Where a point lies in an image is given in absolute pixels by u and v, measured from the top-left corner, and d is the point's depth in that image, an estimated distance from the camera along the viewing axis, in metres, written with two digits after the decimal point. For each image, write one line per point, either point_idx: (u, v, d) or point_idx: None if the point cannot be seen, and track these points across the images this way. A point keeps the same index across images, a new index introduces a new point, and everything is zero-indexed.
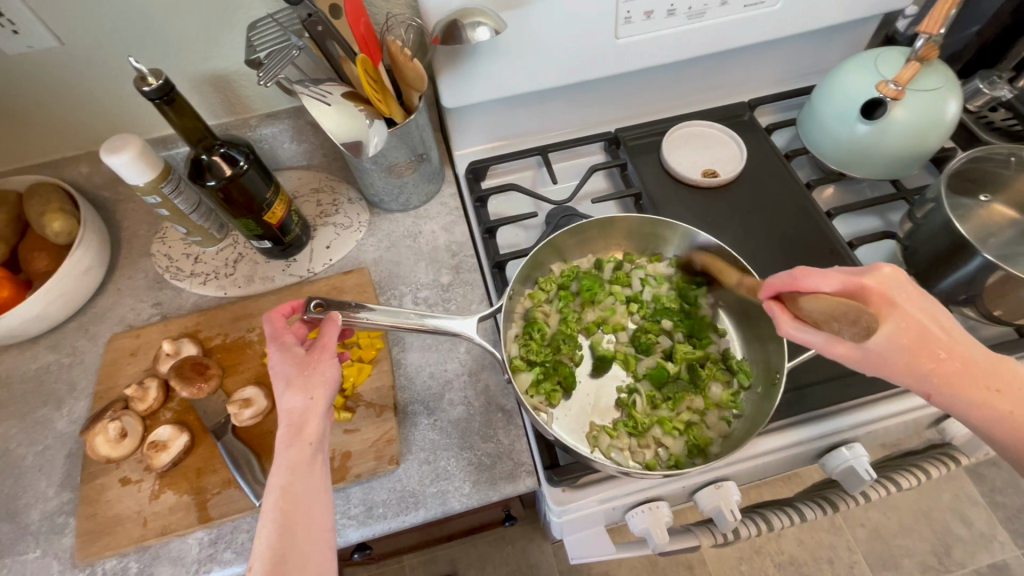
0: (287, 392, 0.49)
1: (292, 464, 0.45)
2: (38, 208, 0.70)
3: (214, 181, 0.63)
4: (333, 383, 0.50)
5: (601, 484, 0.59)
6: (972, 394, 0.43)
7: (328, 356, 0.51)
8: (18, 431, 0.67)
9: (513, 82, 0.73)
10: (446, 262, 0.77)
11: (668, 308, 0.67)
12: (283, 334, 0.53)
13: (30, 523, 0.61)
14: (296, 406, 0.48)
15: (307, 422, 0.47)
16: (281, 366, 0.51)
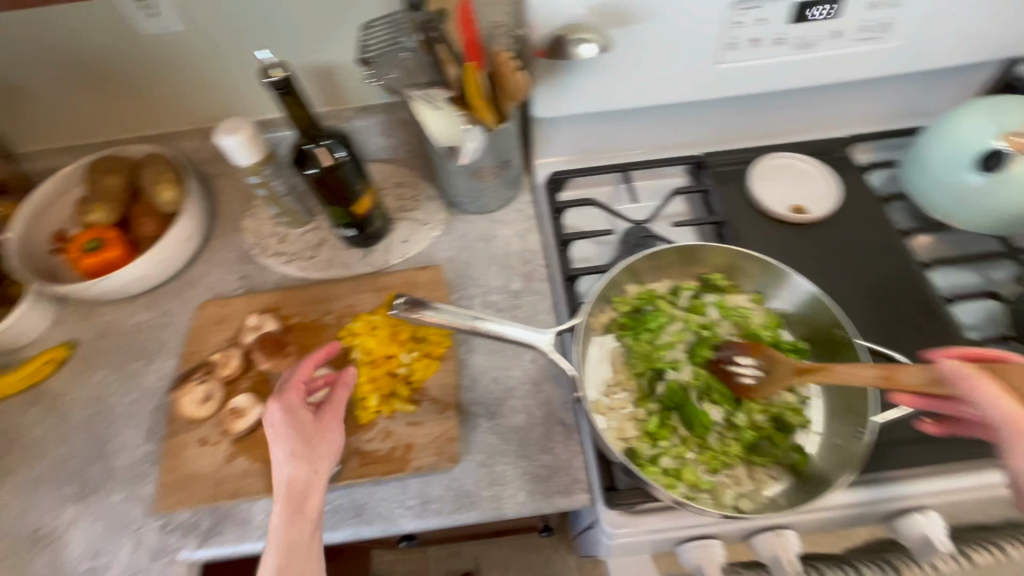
0: (287, 459, 0.51)
1: (289, 537, 0.47)
2: (153, 178, 0.75)
3: (315, 171, 0.67)
4: (334, 455, 0.53)
5: (658, 513, 0.58)
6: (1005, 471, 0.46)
7: (332, 426, 0.55)
8: (112, 380, 0.73)
9: (607, 99, 0.73)
10: (518, 268, 0.78)
11: (759, 336, 0.63)
12: (292, 391, 0.55)
13: (118, 467, 0.67)
14: (296, 479, 0.50)
15: (309, 492, 0.50)
16: (280, 426, 0.53)
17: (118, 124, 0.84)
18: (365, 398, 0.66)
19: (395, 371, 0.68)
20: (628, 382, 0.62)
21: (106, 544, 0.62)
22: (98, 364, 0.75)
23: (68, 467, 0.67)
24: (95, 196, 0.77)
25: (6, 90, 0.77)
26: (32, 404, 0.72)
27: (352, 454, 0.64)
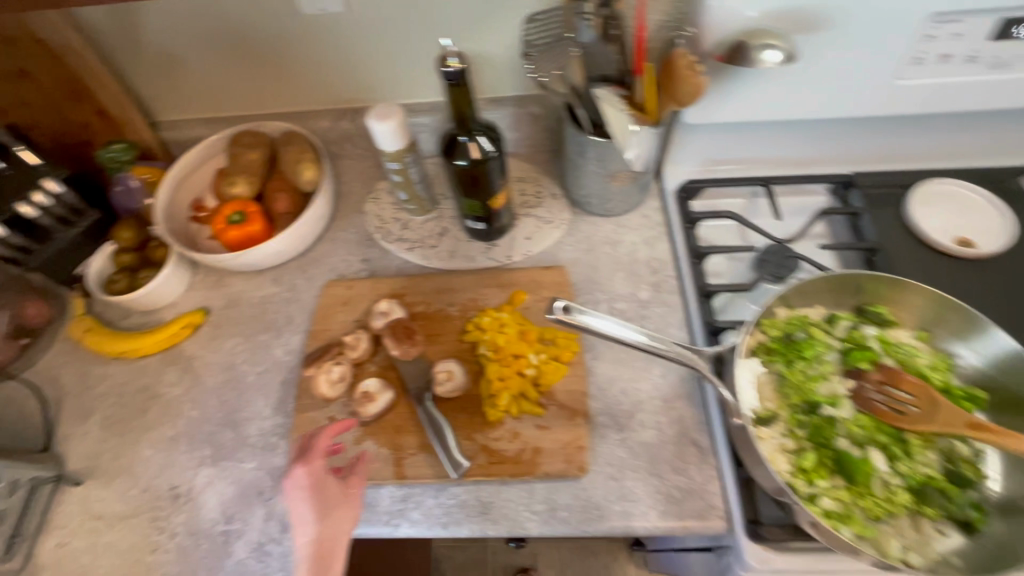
0: (307, 528, 0.56)
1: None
2: (296, 156, 0.77)
3: (464, 162, 0.66)
4: (351, 521, 0.58)
5: (809, 553, 0.55)
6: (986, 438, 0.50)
7: (354, 492, 0.60)
8: (243, 350, 0.76)
9: (765, 109, 0.69)
10: (646, 277, 0.76)
11: (927, 378, 0.59)
12: (320, 453, 0.62)
13: (249, 435, 0.69)
14: (323, 536, 0.56)
15: (333, 550, 0.55)
16: (317, 485, 0.59)
17: (257, 99, 0.85)
18: (494, 395, 0.66)
19: (524, 371, 0.67)
20: (782, 411, 0.58)
21: (240, 510, 0.64)
22: (229, 332, 0.77)
23: (202, 430, 0.70)
24: (237, 169, 0.78)
25: (161, 58, 0.79)
26: (169, 365, 0.75)
27: (481, 451, 0.63)
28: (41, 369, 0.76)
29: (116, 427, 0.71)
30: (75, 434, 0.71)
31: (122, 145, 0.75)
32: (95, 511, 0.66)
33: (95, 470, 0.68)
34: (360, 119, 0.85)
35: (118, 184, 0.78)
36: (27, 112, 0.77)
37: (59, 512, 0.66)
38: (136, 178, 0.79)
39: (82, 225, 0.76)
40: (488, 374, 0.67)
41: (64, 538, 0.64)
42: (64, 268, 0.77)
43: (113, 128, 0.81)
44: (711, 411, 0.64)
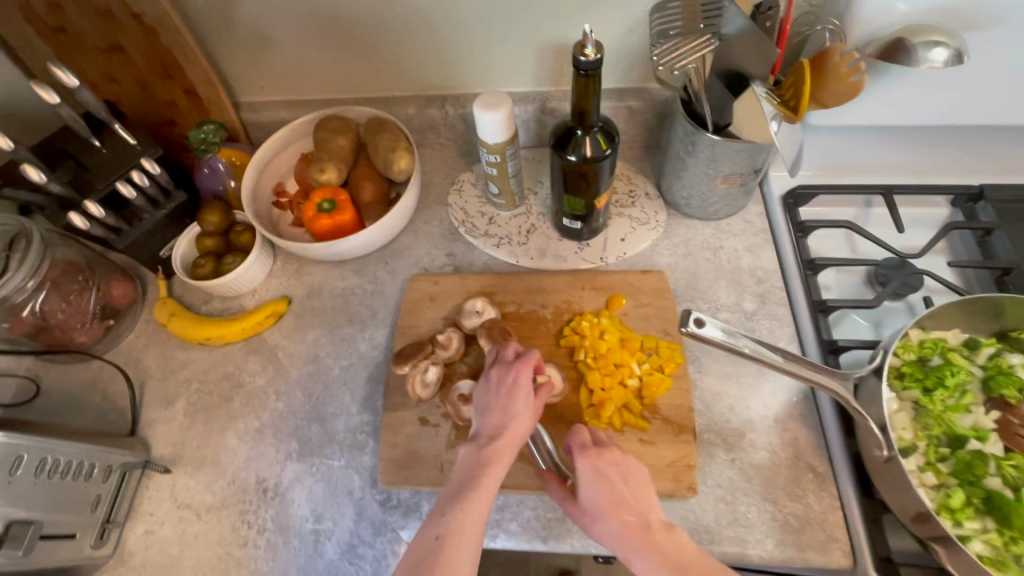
0: (486, 414, 0.58)
1: (475, 465, 0.54)
2: (389, 145, 0.74)
3: (575, 158, 0.62)
4: (527, 429, 0.57)
5: None
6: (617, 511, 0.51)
7: (530, 401, 0.58)
8: (327, 342, 0.73)
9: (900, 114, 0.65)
10: (750, 287, 0.72)
11: None
12: (522, 362, 0.60)
13: (337, 432, 0.67)
14: (495, 426, 0.57)
15: (498, 446, 0.55)
16: (500, 380, 0.59)
17: (342, 84, 0.81)
18: (597, 406, 0.63)
19: (627, 382, 0.64)
20: (922, 443, 0.54)
21: (330, 508, 0.62)
22: (312, 323, 0.75)
23: (287, 424, 0.68)
24: (325, 154, 0.76)
25: (251, 38, 0.74)
26: (253, 354, 0.73)
27: None
28: (124, 351, 0.75)
29: (201, 415, 0.70)
30: (159, 419, 0.70)
31: (213, 125, 0.75)
32: (183, 500, 0.65)
33: (181, 457, 0.67)
34: (448, 108, 0.81)
35: (205, 166, 0.77)
36: (117, 89, 0.75)
37: (146, 498, 0.65)
38: (222, 161, 0.78)
39: (170, 206, 0.74)
40: (589, 383, 0.64)
41: (152, 525, 0.64)
42: (149, 250, 0.74)
43: (198, 108, 0.79)
44: (829, 434, 0.61)
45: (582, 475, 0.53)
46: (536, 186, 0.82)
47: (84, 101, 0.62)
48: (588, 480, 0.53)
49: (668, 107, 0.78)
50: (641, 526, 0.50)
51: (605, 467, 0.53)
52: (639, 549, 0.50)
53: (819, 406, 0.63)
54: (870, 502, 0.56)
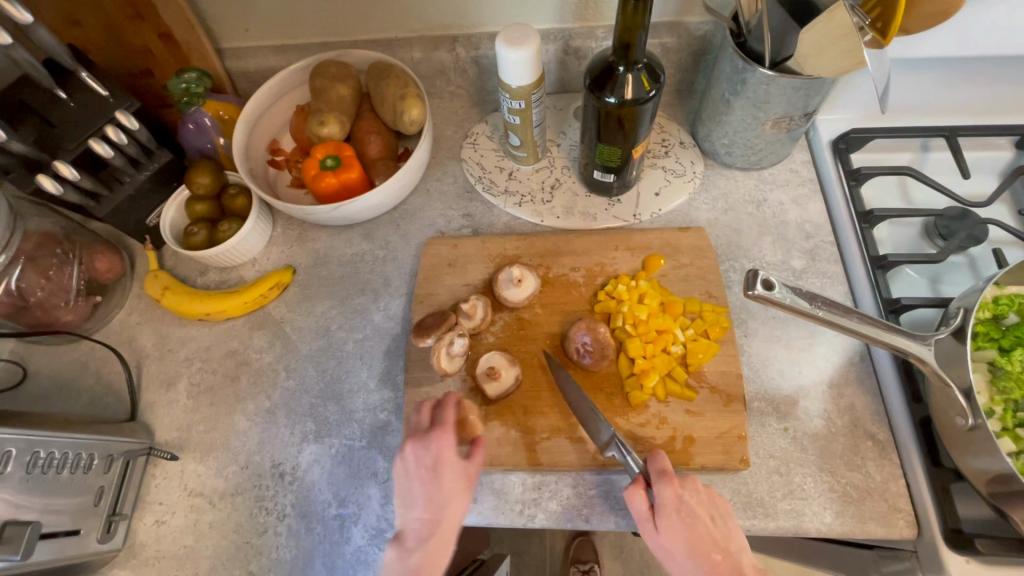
0: (415, 505, 0.50)
1: (403, 575, 0.47)
2: (397, 93, 0.66)
3: (613, 100, 0.54)
4: (459, 516, 0.50)
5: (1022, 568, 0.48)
6: (690, 547, 0.47)
7: (455, 479, 0.51)
8: (338, 314, 0.67)
9: (960, 43, 0.61)
10: (799, 243, 0.66)
11: None
12: (437, 434, 0.52)
13: (355, 410, 0.62)
14: (426, 523, 0.49)
15: (431, 544, 0.48)
16: (417, 460, 0.52)
17: (338, 24, 0.71)
18: (639, 375, 0.58)
19: (670, 349, 0.59)
20: (1002, 409, 0.50)
21: (353, 491, 0.58)
22: (320, 294, 0.69)
23: (301, 403, 0.63)
24: (325, 104, 0.67)
25: None
26: (258, 329, 0.67)
27: (625, 437, 0.56)
28: (116, 330, 0.69)
29: (206, 396, 0.64)
30: (160, 402, 0.65)
31: (196, 74, 0.66)
32: (193, 488, 0.60)
33: (188, 442, 0.62)
34: (459, 49, 0.72)
35: (189, 121, 0.69)
36: (81, 34, 0.65)
37: (153, 486, 0.61)
38: (208, 115, 0.69)
39: (154, 167, 0.66)
40: (630, 352, 0.59)
41: (162, 516, 0.59)
42: (135, 218, 0.67)
43: (177, 55, 0.69)
44: (889, 397, 0.57)
45: (662, 506, 0.48)
46: (559, 138, 0.75)
47: (44, 43, 0.53)
48: (670, 514, 0.48)
49: (708, 44, 0.69)
50: (710, 554, 0.47)
51: (689, 499, 0.48)
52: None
53: (877, 367, 0.58)
54: (939, 470, 0.52)
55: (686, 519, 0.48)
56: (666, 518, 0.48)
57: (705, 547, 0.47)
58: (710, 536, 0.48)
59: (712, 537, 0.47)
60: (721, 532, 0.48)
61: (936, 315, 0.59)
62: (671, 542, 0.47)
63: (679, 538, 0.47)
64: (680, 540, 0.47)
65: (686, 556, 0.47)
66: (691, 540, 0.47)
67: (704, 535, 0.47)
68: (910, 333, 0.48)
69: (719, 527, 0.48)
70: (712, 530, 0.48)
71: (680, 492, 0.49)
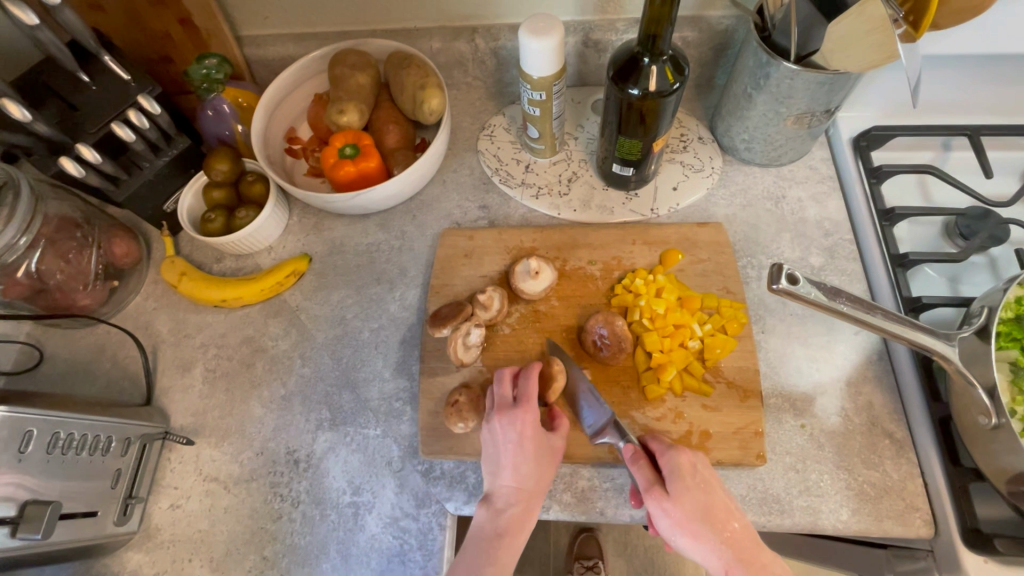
0: (503, 472, 0.52)
1: (494, 534, 0.50)
2: (417, 82, 0.65)
3: (637, 91, 0.54)
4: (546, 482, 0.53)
5: None
6: (702, 510, 0.48)
7: (543, 451, 0.53)
8: (353, 303, 0.67)
9: (985, 41, 0.60)
10: (818, 241, 0.65)
11: None
12: (525, 409, 0.54)
13: (370, 399, 0.62)
14: (513, 488, 0.51)
15: (518, 510, 0.51)
16: (505, 432, 0.53)
17: (357, 13, 0.71)
18: (656, 369, 0.58)
19: (688, 343, 0.59)
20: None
21: (368, 480, 0.58)
22: (335, 283, 0.69)
23: (317, 391, 0.63)
24: (344, 93, 0.67)
25: None
26: (273, 316, 0.68)
27: (642, 431, 0.56)
28: (133, 315, 0.69)
29: (222, 382, 0.65)
30: (176, 387, 0.65)
31: (217, 60, 0.66)
32: (208, 473, 0.60)
33: (204, 427, 0.62)
34: (478, 40, 0.71)
35: (209, 107, 0.69)
36: (102, 18, 0.64)
37: (169, 471, 0.61)
38: (228, 102, 0.69)
39: (173, 152, 0.66)
40: (647, 345, 0.59)
41: (178, 500, 0.60)
42: (152, 203, 0.67)
43: (197, 41, 0.69)
44: (907, 396, 0.56)
45: (674, 471, 0.50)
46: (576, 131, 0.75)
47: (69, 26, 0.53)
48: (681, 478, 0.49)
49: (729, 38, 0.69)
50: (721, 516, 0.48)
51: (700, 468, 0.50)
52: (722, 541, 0.47)
53: (895, 365, 0.58)
54: (959, 469, 0.51)
55: (697, 485, 0.49)
56: (679, 483, 0.49)
57: (715, 509, 0.48)
58: (721, 502, 0.49)
59: (722, 503, 0.49)
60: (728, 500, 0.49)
61: (956, 315, 0.59)
62: (684, 503, 0.48)
63: (692, 499, 0.48)
64: (691, 502, 0.48)
65: (697, 517, 0.48)
66: (703, 502, 0.48)
67: (715, 500, 0.49)
68: (933, 330, 0.48)
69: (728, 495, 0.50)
70: (721, 496, 0.49)
71: (692, 460, 0.51)
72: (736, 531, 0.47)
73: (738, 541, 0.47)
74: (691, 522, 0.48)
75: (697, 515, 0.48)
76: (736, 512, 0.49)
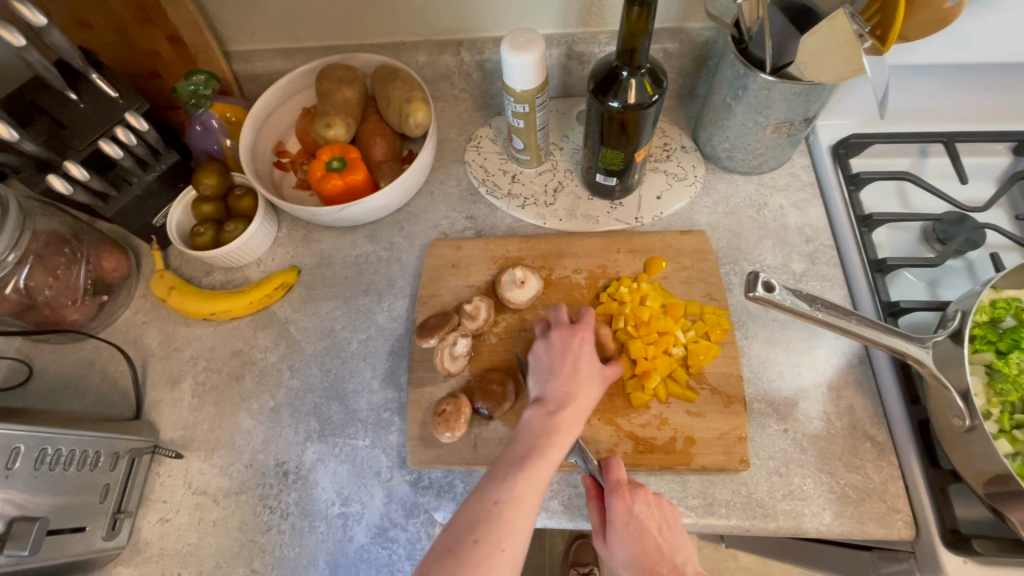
0: (553, 377, 0.55)
1: (544, 432, 0.51)
2: (403, 95, 0.66)
3: (616, 104, 0.55)
4: (591, 400, 0.55)
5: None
6: (632, 556, 0.49)
7: (595, 370, 0.56)
8: (342, 314, 0.68)
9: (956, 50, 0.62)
10: (799, 247, 0.67)
11: None
12: (583, 327, 0.58)
13: (358, 410, 0.62)
14: (563, 392, 0.54)
15: (567, 415, 0.52)
16: (563, 345, 0.57)
17: (343, 28, 0.72)
18: (640, 376, 0.58)
19: (672, 351, 0.60)
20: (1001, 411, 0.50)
21: (356, 490, 0.59)
22: (324, 295, 0.69)
23: (305, 403, 0.63)
24: (331, 107, 0.68)
25: None
26: (262, 329, 0.68)
27: (628, 438, 0.57)
28: (122, 329, 0.69)
29: (211, 395, 0.65)
30: (166, 401, 0.65)
31: (204, 76, 0.66)
32: (198, 486, 0.61)
33: (193, 441, 0.63)
34: (464, 54, 0.72)
35: (197, 122, 0.69)
36: (91, 36, 0.65)
37: (158, 485, 0.61)
38: (216, 117, 0.70)
39: (162, 168, 0.67)
40: (632, 353, 0.59)
41: (166, 513, 0.60)
42: (142, 218, 0.67)
43: (185, 57, 0.70)
44: (888, 400, 0.57)
45: (612, 521, 0.49)
46: (562, 141, 0.76)
47: (56, 45, 0.54)
48: (619, 529, 0.49)
49: (710, 50, 0.70)
50: (656, 557, 0.49)
51: (640, 513, 0.50)
52: None
53: (876, 370, 0.59)
54: (938, 472, 0.52)
55: (635, 533, 0.49)
56: (614, 531, 0.50)
57: (648, 554, 0.49)
58: (656, 545, 0.49)
59: (655, 549, 0.49)
60: (665, 540, 0.50)
61: (935, 319, 0.60)
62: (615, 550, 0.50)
63: (627, 546, 0.49)
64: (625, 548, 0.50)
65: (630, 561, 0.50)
66: (637, 549, 0.49)
67: (648, 546, 0.49)
68: (909, 335, 0.49)
69: (666, 533, 0.50)
70: (657, 538, 0.50)
71: (629, 507, 0.49)
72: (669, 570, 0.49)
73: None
74: (625, 563, 0.50)
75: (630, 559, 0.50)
76: (673, 548, 0.50)
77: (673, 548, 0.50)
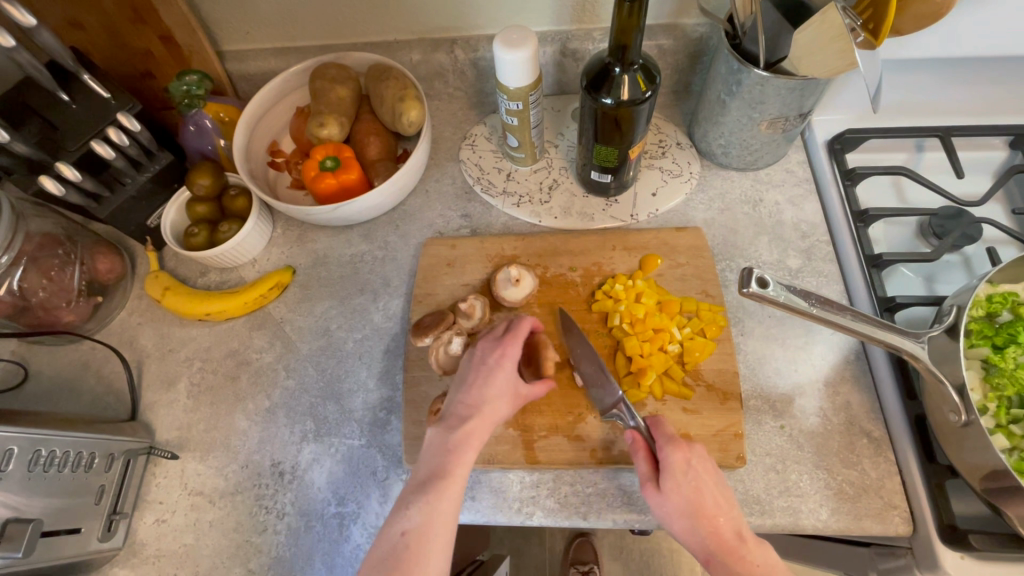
0: (462, 391, 0.53)
1: (444, 449, 0.50)
2: (397, 93, 0.66)
3: (610, 100, 0.55)
4: (498, 413, 0.53)
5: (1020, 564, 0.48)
6: (688, 506, 0.48)
7: (508, 382, 0.54)
8: (337, 313, 0.68)
9: (950, 45, 0.62)
10: (795, 243, 0.66)
11: None
12: (508, 340, 0.56)
13: (354, 409, 0.62)
14: (466, 405, 0.52)
15: (471, 428, 0.51)
16: (482, 357, 0.55)
17: (337, 26, 0.72)
18: (636, 373, 0.59)
19: (667, 347, 0.60)
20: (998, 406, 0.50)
21: (352, 490, 0.58)
22: (320, 294, 0.69)
23: (301, 402, 0.63)
24: (324, 106, 0.68)
25: None
26: (257, 329, 0.68)
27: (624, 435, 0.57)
28: (117, 330, 0.69)
29: (206, 395, 0.65)
30: (161, 402, 0.65)
31: (197, 76, 0.66)
32: (194, 487, 0.61)
33: (188, 441, 0.63)
34: (458, 51, 0.72)
35: (190, 123, 0.69)
36: (83, 37, 0.65)
37: (154, 486, 0.61)
38: (209, 117, 0.70)
39: (155, 168, 0.66)
40: (628, 350, 0.59)
41: (162, 514, 0.60)
42: (136, 219, 0.67)
43: (178, 57, 0.70)
44: (885, 396, 0.57)
45: (669, 469, 0.49)
46: (556, 139, 0.76)
47: (46, 46, 0.54)
48: (675, 475, 0.49)
49: (704, 45, 0.70)
50: (712, 513, 0.48)
51: (697, 464, 0.49)
52: (712, 537, 0.47)
53: (872, 365, 0.59)
54: (934, 467, 0.52)
55: (691, 483, 0.49)
56: (671, 480, 0.49)
57: (705, 506, 0.48)
58: (712, 497, 0.48)
59: (710, 501, 0.48)
60: (721, 495, 0.49)
61: (930, 313, 0.60)
62: (671, 501, 0.48)
63: (683, 497, 0.48)
64: (679, 500, 0.48)
65: (687, 513, 0.48)
66: (694, 499, 0.48)
67: (705, 497, 0.48)
68: (903, 330, 0.49)
69: (721, 489, 0.49)
70: (713, 491, 0.49)
71: (687, 457, 0.49)
72: (727, 526, 0.48)
73: (728, 536, 0.47)
74: (679, 517, 0.48)
75: (686, 512, 0.48)
76: (728, 506, 0.49)
77: (728, 505, 0.49)
